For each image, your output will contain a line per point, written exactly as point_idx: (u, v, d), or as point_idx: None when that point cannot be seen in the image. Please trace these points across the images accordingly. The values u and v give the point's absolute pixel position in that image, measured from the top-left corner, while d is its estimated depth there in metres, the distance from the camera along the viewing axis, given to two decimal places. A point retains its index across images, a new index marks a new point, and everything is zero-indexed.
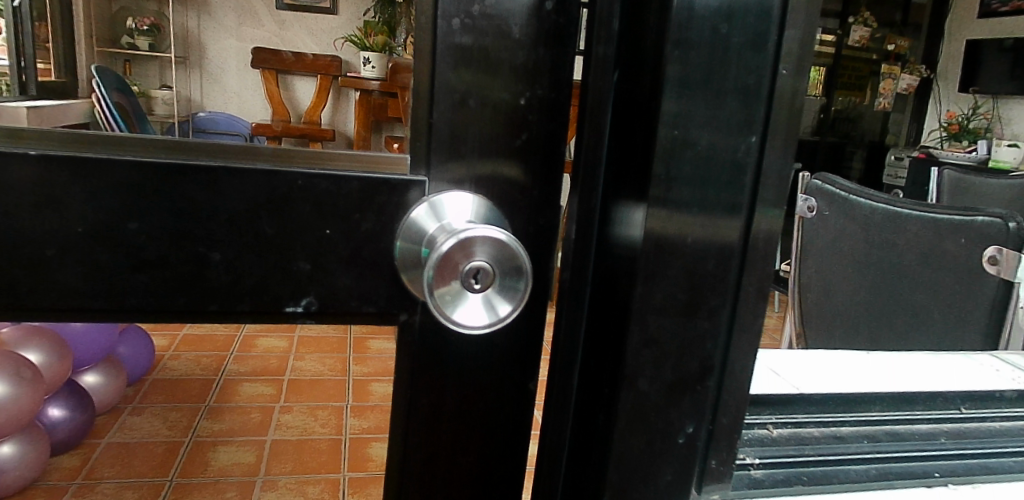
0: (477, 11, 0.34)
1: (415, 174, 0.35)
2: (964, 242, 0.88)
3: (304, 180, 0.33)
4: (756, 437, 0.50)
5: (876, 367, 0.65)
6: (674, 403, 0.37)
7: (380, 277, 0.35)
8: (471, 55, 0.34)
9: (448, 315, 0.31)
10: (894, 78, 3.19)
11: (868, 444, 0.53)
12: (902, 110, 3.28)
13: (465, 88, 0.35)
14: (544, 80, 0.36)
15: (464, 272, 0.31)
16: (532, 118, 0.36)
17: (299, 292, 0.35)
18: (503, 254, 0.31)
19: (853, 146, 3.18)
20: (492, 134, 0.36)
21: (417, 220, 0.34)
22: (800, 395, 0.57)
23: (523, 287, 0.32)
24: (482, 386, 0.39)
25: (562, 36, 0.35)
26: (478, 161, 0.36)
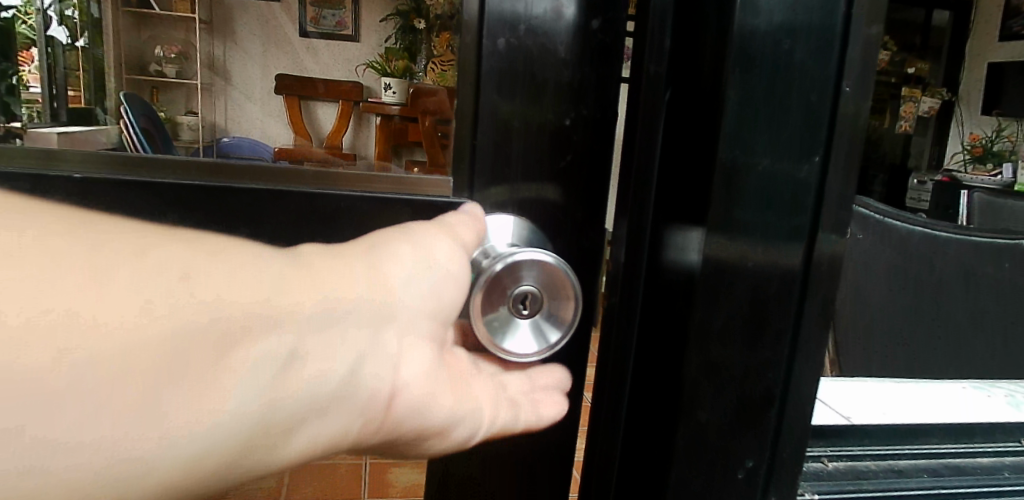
0: (522, 29, 0.36)
1: (457, 196, 0.37)
2: (1008, 265, 0.92)
3: (348, 203, 0.35)
4: (812, 469, 0.49)
5: (922, 399, 0.62)
6: (737, 434, 0.37)
7: None
8: (516, 75, 0.36)
9: (499, 340, 0.34)
10: (915, 101, 3.17)
11: (929, 478, 0.52)
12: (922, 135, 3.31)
13: (509, 110, 0.36)
14: (589, 101, 0.37)
15: (512, 296, 0.34)
16: (576, 139, 0.38)
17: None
18: (550, 281, 0.34)
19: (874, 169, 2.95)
20: (535, 155, 0.37)
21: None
22: (853, 425, 0.53)
23: (569, 310, 0.35)
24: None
25: (608, 54, 0.37)
26: (521, 184, 0.37)
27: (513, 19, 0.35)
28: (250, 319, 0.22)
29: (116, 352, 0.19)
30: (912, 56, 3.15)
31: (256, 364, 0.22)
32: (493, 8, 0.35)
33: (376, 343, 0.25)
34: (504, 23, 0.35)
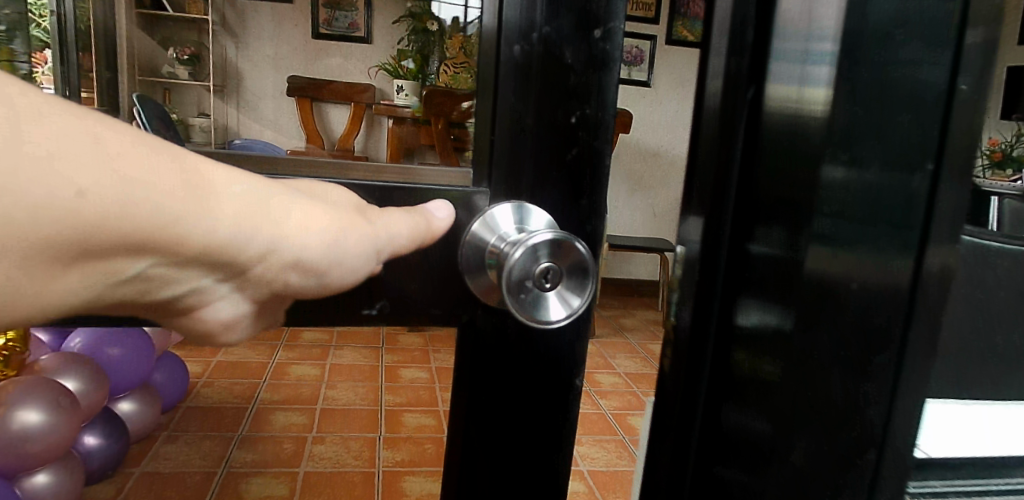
0: (535, 38, 0.41)
1: (476, 187, 0.42)
2: None
3: (373, 194, 0.40)
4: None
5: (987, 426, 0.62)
6: (835, 474, 0.39)
7: (442, 285, 0.42)
8: (533, 76, 0.42)
9: (527, 309, 0.38)
10: None
11: None
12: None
13: (523, 108, 0.42)
14: (591, 100, 0.42)
15: (537, 273, 0.37)
16: (582, 134, 0.43)
17: (374, 298, 0.41)
18: (565, 255, 0.38)
19: None
20: (546, 150, 0.42)
21: (476, 231, 0.41)
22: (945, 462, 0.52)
23: (589, 281, 0.39)
24: (514, 362, 0.44)
25: (607, 62, 0.42)
26: (534, 177, 0.42)
27: (530, 29, 0.41)
28: (228, 252, 0.28)
29: (130, 240, 0.24)
30: None
31: (200, 282, 0.28)
32: (511, 19, 0.41)
33: (298, 289, 0.33)
34: (520, 36, 0.41)
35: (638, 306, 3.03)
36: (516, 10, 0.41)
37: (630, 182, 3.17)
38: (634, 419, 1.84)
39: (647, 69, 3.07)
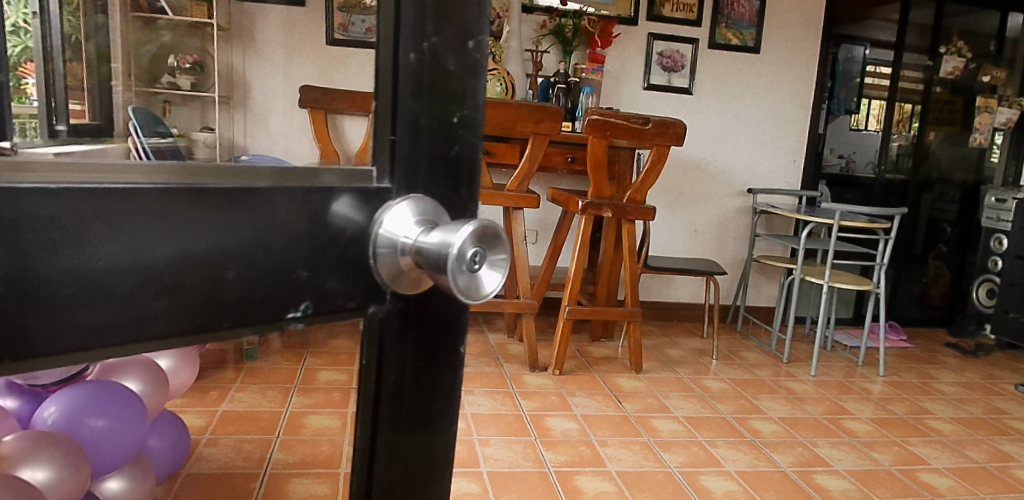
0: (426, 47, 0.40)
1: (380, 181, 0.40)
2: None
3: (303, 195, 0.37)
4: None
5: None
6: None
7: (361, 278, 0.40)
8: (425, 81, 0.40)
9: (463, 295, 0.36)
10: (992, 112, 3.39)
11: None
12: (940, 138, 3.36)
13: (418, 108, 0.40)
14: (469, 101, 0.42)
15: (469, 256, 0.36)
16: (462, 133, 0.42)
17: (295, 298, 0.38)
18: (484, 235, 0.36)
19: (941, 184, 3.41)
20: (436, 146, 0.41)
21: (390, 232, 0.39)
22: None
23: (507, 253, 0.37)
24: (415, 336, 0.43)
25: (478, 69, 0.43)
26: (428, 173, 0.41)
27: (421, 35, 0.40)
28: None
29: None
30: (989, 64, 3.36)
31: None
32: (406, 25, 0.39)
33: None
34: (417, 42, 0.40)
35: (680, 335, 2.78)
36: (414, 16, 0.39)
37: (670, 199, 2.91)
38: (706, 480, 1.59)
39: (688, 76, 2.84)
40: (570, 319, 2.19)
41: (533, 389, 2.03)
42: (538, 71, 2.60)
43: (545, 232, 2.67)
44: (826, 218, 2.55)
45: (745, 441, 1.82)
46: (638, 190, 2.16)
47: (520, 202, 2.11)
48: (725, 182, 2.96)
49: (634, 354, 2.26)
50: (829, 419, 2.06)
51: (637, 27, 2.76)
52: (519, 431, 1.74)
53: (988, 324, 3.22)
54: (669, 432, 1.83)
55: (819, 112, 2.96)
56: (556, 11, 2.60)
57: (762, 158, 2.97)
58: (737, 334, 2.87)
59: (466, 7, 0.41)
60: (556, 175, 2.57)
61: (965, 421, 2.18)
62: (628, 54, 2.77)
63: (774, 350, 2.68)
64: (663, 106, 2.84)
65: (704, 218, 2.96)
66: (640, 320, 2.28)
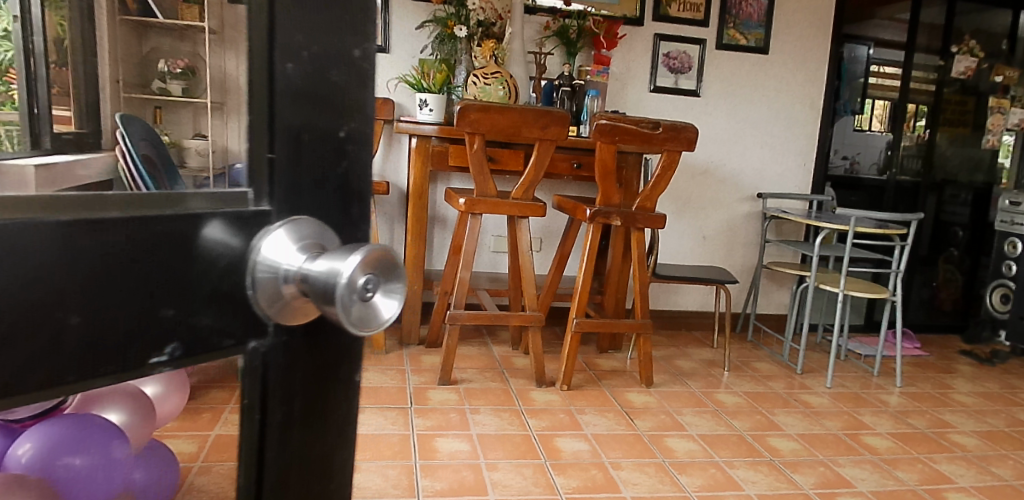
0: (306, 53, 0.35)
1: (258, 204, 0.34)
2: None
3: (162, 224, 0.31)
4: None
5: None
6: None
7: (237, 312, 0.34)
8: (306, 92, 0.35)
9: (355, 327, 0.32)
10: (1005, 113, 3.32)
11: None
12: (952, 139, 3.28)
13: (300, 120, 0.35)
14: (356, 114, 0.38)
15: (361, 284, 0.32)
16: (351, 147, 0.38)
17: (161, 340, 0.31)
18: (378, 263, 0.32)
19: (953, 187, 3.34)
20: (323, 164, 0.36)
21: (272, 260, 0.33)
22: None
23: (403, 277, 0.34)
24: (303, 366, 0.37)
25: (365, 79, 0.38)
26: (315, 194, 0.36)
27: (300, 40, 0.34)
28: None
29: None
30: (1001, 63, 3.29)
31: None
32: (281, 28, 0.34)
33: None
34: (298, 46, 0.34)
35: (689, 345, 2.69)
36: (292, 17, 0.34)
37: (678, 204, 2.84)
38: None
39: (695, 78, 2.76)
40: (579, 332, 2.10)
41: (541, 406, 1.94)
42: (541, 74, 2.51)
43: (550, 240, 2.59)
44: (841, 223, 2.47)
45: (764, 460, 1.74)
46: (647, 197, 2.08)
47: (525, 211, 2.03)
48: (734, 186, 2.88)
49: (644, 368, 2.18)
50: (848, 434, 1.98)
51: (643, 27, 2.67)
52: (528, 452, 1.65)
53: (1002, 330, 3.14)
54: (685, 452, 1.74)
55: (829, 113, 2.89)
56: (561, 12, 2.53)
57: (771, 162, 2.90)
58: (748, 344, 2.79)
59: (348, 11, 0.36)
60: (561, 182, 2.48)
61: (989, 435, 2.10)
62: (634, 56, 2.69)
63: (787, 360, 2.60)
64: (669, 109, 2.76)
65: (712, 224, 2.88)
66: (650, 332, 2.19)
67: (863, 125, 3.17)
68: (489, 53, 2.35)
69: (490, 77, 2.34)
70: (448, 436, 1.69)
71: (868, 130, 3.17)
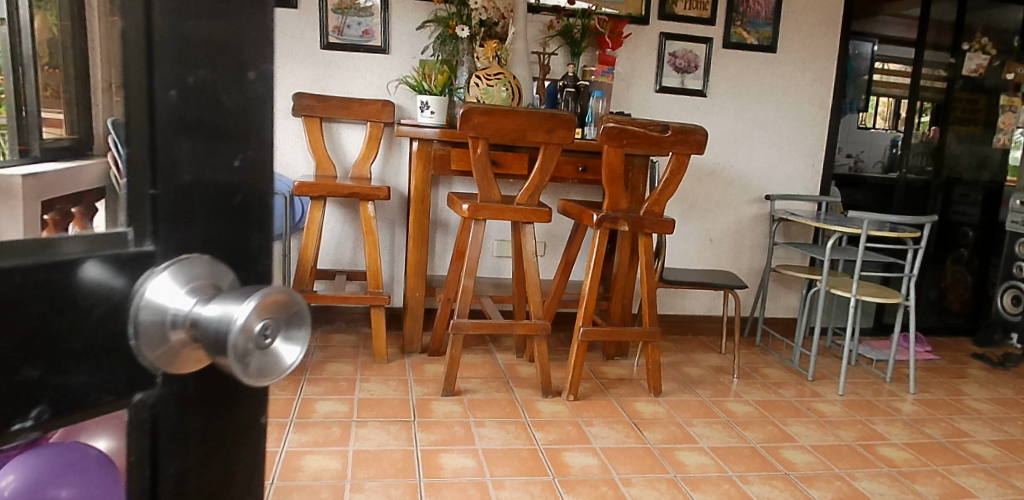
0: (192, 81, 0.32)
1: (140, 244, 0.31)
2: None
3: (26, 273, 0.27)
4: None
5: None
6: None
7: (118, 365, 0.31)
8: (194, 123, 0.33)
9: (252, 377, 0.31)
10: (1016, 111, 3.26)
11: None
12: (963, 138, 3.23)
13: (187, 153, 0.32)
14: (252, 142, 0.36)
15: (257, 331, 0.30)
16: (245, 180, 0.36)
17: (27, 403, 0.28)
18: (274, 308, 0.31)
19: (964, 187, 3.28)
20: (214, 198, 0.34)
21: (160, 302, 0.30)
22: None
23: (304, 320, 0.33)
24: (198, 412, 0.35)
25: (263, 104, 0.36)
26: (207, 231, 0.34)
27: (184, 68, 0.32)
28: None
29: None
30: (1012, 61, 3.23)
31: None
32: (162, 57, 0.31)
33: None
34: (182, 77, 0.32)
35: (697, 351, 2.64)
36: (174, 47, 0.31)
37: (684, 207, 2.78)
38: None
39: (702, 78, 2.70)
40: (585, 341, 2.04)
41: (547, 418, 1.89)
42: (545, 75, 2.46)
43: (555, 244, 2.53)
44: (853, 227, 2.41)
45: (779, 475, 1.69)
46: (655, 202, 2.03)
47: (530, 216, 1.98)
48: (741, 188, 2.82)
49: (652, 376, 2.13)
50: (863, 445, 1.93)
51: (648, 26, 2.62)
52: (536, 469, 1.60)
53: (1014, 333, 3.09)
54: (697, 466, 1.69)
55: (838, 113, 2.83)
56: (564, 11, 2.48)
57: (779, 163, 2.84)
58: (756, 349, 2.73)
59: (237, 37, 0.34)
60: (565, 186, 2.43)
61: (1006, 444, 2.05)
62: (639, 55, 2.63)
63: (796, 366, 2.55)
64: (676, 110, 2.70)
65: (719, 227, 2.82)
66: (658, 340, 2.14)
67: (867, 123, 3.13)
68: (492, 53, 2.26)
69: (492, 78, 2.24)
70: (452, 452, 1.63)
71: (873, 127, 3.13)
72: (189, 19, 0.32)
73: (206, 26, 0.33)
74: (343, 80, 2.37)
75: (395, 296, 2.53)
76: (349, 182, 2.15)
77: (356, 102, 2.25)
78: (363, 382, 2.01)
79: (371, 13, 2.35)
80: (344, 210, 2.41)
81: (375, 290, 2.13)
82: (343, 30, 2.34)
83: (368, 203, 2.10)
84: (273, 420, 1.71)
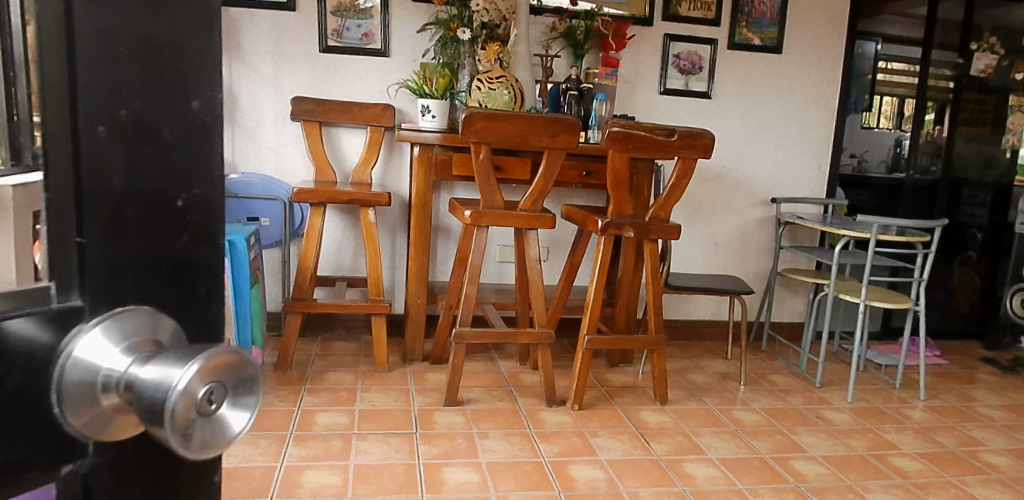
0: (125, 111, 0.29)
1: (66, 299, 0.27)
2: None
3: None
4: None
5: None
6: None
7: (40, 437, 0.27)
8: (128, 159, 0.29)
9: (194, 450, 0.27)
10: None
11: None
12: (971, 138, 3.19)
13: (121, 194, 0.29)
14: (199, 178, 0.32)
15: (200, 398, 0.26)
16: (192, 217, 0.32)
17: None
18: (222, 371, 0.27)
19: (971, 188, 3.24)
20: (154, 242, 0.30)
21: (90, 360, 0.27)
22: None
23: (257, 382, 0.29)
24: (140, 480, 0.31)
25: (210, 135, 0.32)
26: (147, 279, 0.30)
27: (118, 98, 0.28)
28: None
29: None
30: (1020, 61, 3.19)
31: None
32: (89, 85, 0.27)
33: None
34: (119, 100, 0.28)
35: (703, 357, 2.60)
36: (109, 65, 0.28)
37: (689, 210, 2.74)
38: None
39: (706, 79, 2.66)
40: (590, 349, 2.00)
41: (552, 428, 1.85)
42: (548, 77, 2.42)
43: (558, 249, 2.50)
44: (862, 230, 2.37)
45: (789, 487, 1.65)
46: (662, 207, 1.99)
47: (534, 222, 1.94)
48: (747, 191, 2.78)
49: (658, 385, 2.09)
50: (875, 456, 1.89)
51: (652, 27, 2.57)
52: (541, 482, 1.56)
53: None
54: (705, 478, 1.65)
55: (844, 115, 2.79)
56: (567, 12, 2.45)
57: (785, 165, 2.80)
58: (762, 355, 2.70)
59: (183, 57, 0.31)
60: (569, 191, 2.39)
61: (1020, 453, 2.01)
62: (643, 57, 2.59)
63: (804, 372, 2.51)
64: (680, 112, 2.66)
65: (724, 231, 2.78)
66: (664, 348, 2.10)
67: (871, 122, 3.05)
68: (493, 56, 2.24)
69: (494, 82, 2.20)
70: (455, 465, 1.59)
71: (876, 127, 3.05)
72: (126, 36, 0.28)
73: (143, 48, 0.29)
74: (342, 84, 2.34)
75: (397, 302, 2.49)
76: (349, 187, 2.12)
77: (356, 106, 2.21)
78: (363, 392, 1.97)
79: (371, 14, 2.31)
80: (344, 216, 2.37)
81: (375, 297, 2.09)
82: (342, 33, 2.30)
83: (368, 209, 2.06)
84: (272, 433, 1.67)
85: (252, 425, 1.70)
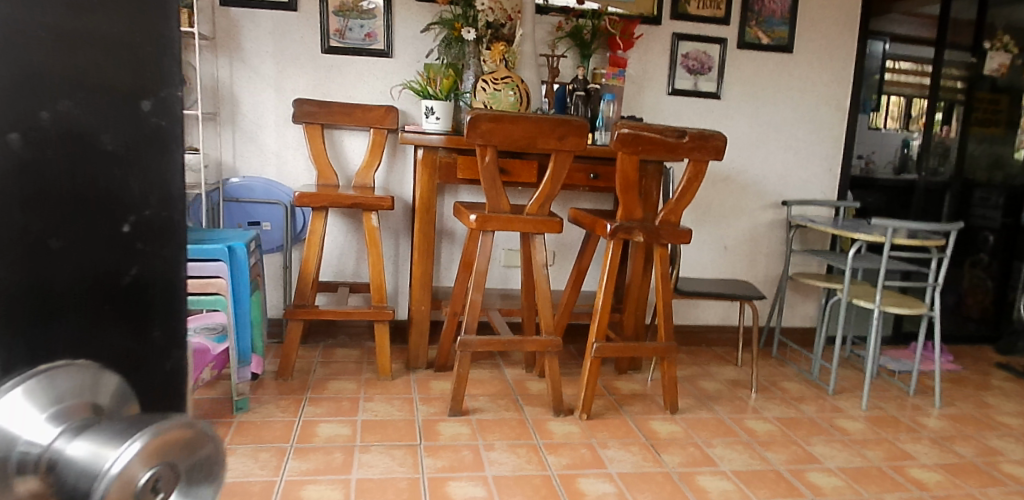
0: (48, 116, 0.24)
1: None
2: None
3: None
4: None
5: None
6: None
7: None
8: (58, 180, 0.24)
9: None
10: None
11: None
12: (985, 138, 3.13)
13: (43, 223, 0.24)
14: (153, 199, 0.27)
15: (143, 486, 0.23)
16: (142, 247, 0.27)
17: None
18: (170, 451, 0.23)
19: (985, 190, 3.18)
20: (91, 277, 0.26)
21: (4, 427, 0.22)
22: None
23: (218, 464, 0.26)
24: None
25: (166, 144, 0.27)
26: (80, 323, 0.26)
27: (43, 99, 0.24)
28: None
29: None
30: None
31: None
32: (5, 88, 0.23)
33: None
34: (31, 85, 0.23)
35: (712, 363, 2.55)
36: (47, 71, 0.24)
37: (697, 213, 2.69)
38: None
39: (716, 79, 2.61)
40: (598, 357, 1.95)
41: (559, 440, 1.80)
42: (554, 78, 2.37)
43: (564, 254, 2.45)
44: (877, 234, 2.31)
45: None
46: (672, 211, 1.93)
47: (540, 227, 1.88)
48: (757, 193, 2.72)
49: (668, 393, 2.04)
50: (892, 467, 1.83)
51: (660, 27, 2.52)
52: (550, 497, 1.51)
53: None
54: (719, 492, 1.60)
55: (856, 116, 2.73)
56: (573, 11, 2.40)
57: (796, 167, 2.74)
58: (773, 361, 2.64)
59: (142, 50, 0.26)
60: (576, 194, 2.34)
61: None
62: (651, 57, 2.54)
63: (815, 379, 2.45)
64: (689, 113, 2.61)
65: (734, 234, 2.73)
66: (675, 356, 2.04)
67: (878, 123, 3.00)
68: (498, 56, 2.18)
69: (499, 82, 2.14)
70: (460, 479, 1.54)
71: (884, 128, 3.00)
72: (63, 27, 0.24)
73: (79, 43, 0.24)
74: (345, 86, 2.29)
75: (400, 308, 2.44)
76: (351, 191, 2.07)
77: (359, 108, 2.16)
78: (366, 401, 1.92)
79: (374, 14, 2.26)
80: (346, 220, 2.33)
81: (378, 304, 2.04)
82: (344, 33, 2.25)
83: (371, 213, 2.01)
84: (272, 446, 1.62)
85: (251, 437, 1.65)
